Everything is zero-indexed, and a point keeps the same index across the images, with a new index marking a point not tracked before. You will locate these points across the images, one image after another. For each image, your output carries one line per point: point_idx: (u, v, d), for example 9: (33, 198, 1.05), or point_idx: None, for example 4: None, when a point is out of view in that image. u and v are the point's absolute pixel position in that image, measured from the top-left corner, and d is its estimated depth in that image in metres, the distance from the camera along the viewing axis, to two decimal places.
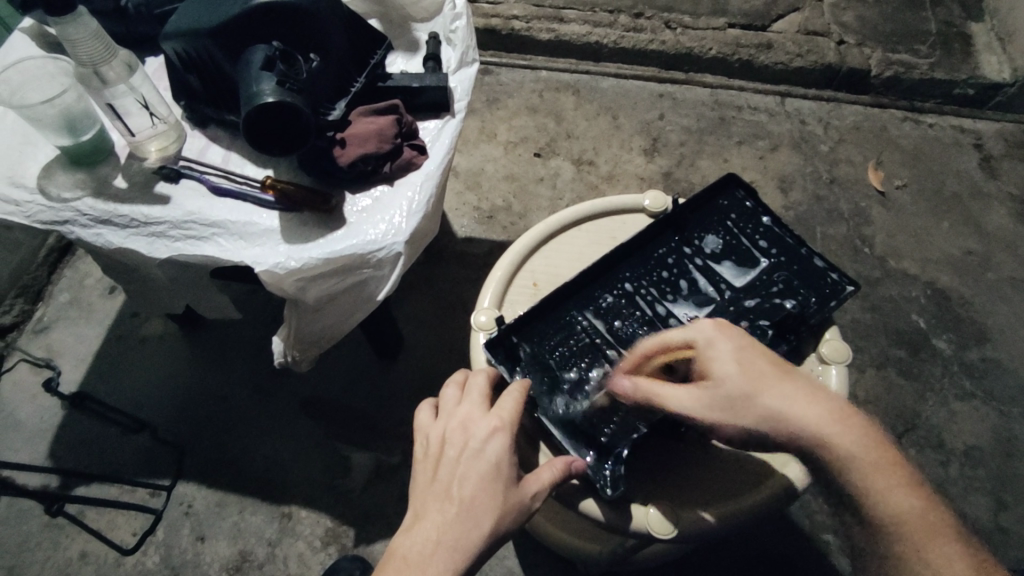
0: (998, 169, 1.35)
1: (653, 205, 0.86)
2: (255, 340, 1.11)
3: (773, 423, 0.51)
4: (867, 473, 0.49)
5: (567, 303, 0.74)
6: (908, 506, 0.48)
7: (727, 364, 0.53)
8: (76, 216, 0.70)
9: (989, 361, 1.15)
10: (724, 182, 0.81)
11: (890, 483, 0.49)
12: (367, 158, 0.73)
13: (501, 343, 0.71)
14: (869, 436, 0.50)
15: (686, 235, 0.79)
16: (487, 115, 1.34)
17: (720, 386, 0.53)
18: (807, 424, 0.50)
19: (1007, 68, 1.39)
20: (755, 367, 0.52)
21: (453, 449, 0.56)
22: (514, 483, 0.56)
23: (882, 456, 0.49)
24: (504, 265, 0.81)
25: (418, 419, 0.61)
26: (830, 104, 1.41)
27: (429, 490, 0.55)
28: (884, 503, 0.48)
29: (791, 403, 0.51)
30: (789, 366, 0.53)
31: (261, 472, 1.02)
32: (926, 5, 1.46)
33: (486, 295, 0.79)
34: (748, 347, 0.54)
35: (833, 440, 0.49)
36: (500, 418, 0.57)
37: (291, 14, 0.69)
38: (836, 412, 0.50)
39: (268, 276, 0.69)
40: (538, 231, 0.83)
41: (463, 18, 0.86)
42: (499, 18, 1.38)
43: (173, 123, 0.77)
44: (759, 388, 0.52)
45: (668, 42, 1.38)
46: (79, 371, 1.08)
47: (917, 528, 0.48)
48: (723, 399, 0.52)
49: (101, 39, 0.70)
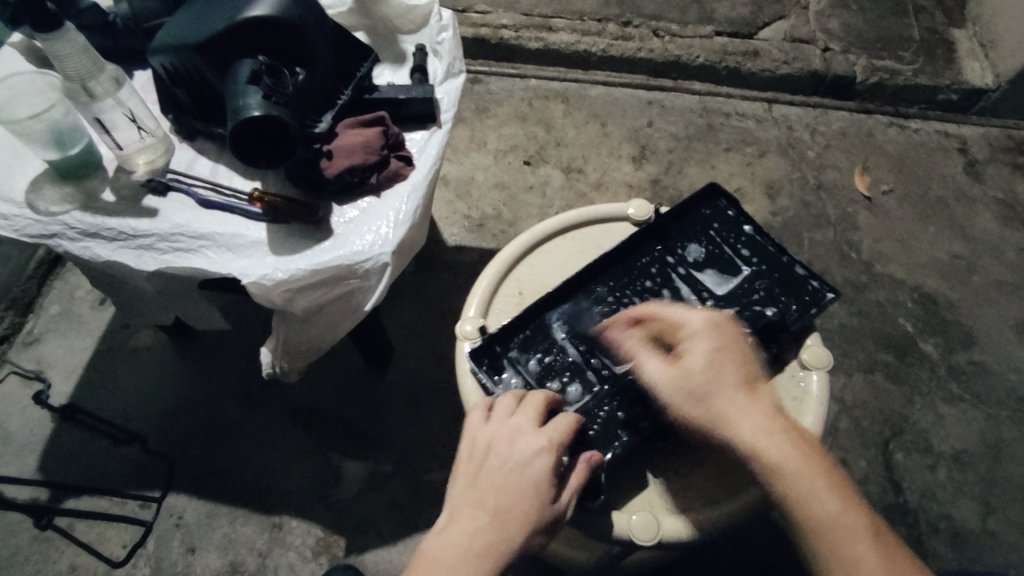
0: (982, 173, 1.36)
1: (637, 213, 0.87)
2: (246, 350, 1.12)
3: (713, 420, 0.57)
4: (792, 479, 0.54)
5: (550, 312, 0.75)
6: (828, 509, 0.53)
7: (701, 360, 0.59)
8: (64, 229, 0.70)
9: (975, 364, 1.16)
10: (707, 191, 0.82)
11: (815, 488, 0.54)
12: (354, 170, 0.73)
13: (486, 353, 0.72)
14: (802, 450, 0.55)
15: (668, 244, 0.80)
16: (477, 124, 1.35)
17: (687, 377, 0.59)
18: (746, 431, 0.56)
19: (990, 74, 1.41)
20: (722, 371, 0.58)
21: (496, 458, 0.56)
22: (550, 501, 0.55)
23: (811, 464, 0.55)
24: (489, 275, 0.81)
25: (469, 420, 0.62)
26: (817, 111, 1.42)
27: (466, 493, 0.56)
28: (809, 508, 0.53)
29: (737, 412, 0.57)
30: (755, 380, 0.59)
31: (254, 483, 1.02)
32: (909, 13, 1.48)
33: (471, 305, 0.79)
34: (726, 351, 0.60)
35: (765, 451, 0.55)
36: (549, 438, 0.57)
37: (278, 29, 0.70)
38: (776, 429, 0.56)
39: (255, 287, 0.69)
40: (523, 241, 0.84)
41: (449, 30, 0.87)
42: (488, 28, 1.39)
43: (161, 136, 0.77)
44: (717, 391, 0.58)
45: (656, 50, 1.39)
46: (68, 383, 1.08)
47: (834, 531, 0.53)
48: (685, 388, 0.58)
49: (88, 54, 0.71)
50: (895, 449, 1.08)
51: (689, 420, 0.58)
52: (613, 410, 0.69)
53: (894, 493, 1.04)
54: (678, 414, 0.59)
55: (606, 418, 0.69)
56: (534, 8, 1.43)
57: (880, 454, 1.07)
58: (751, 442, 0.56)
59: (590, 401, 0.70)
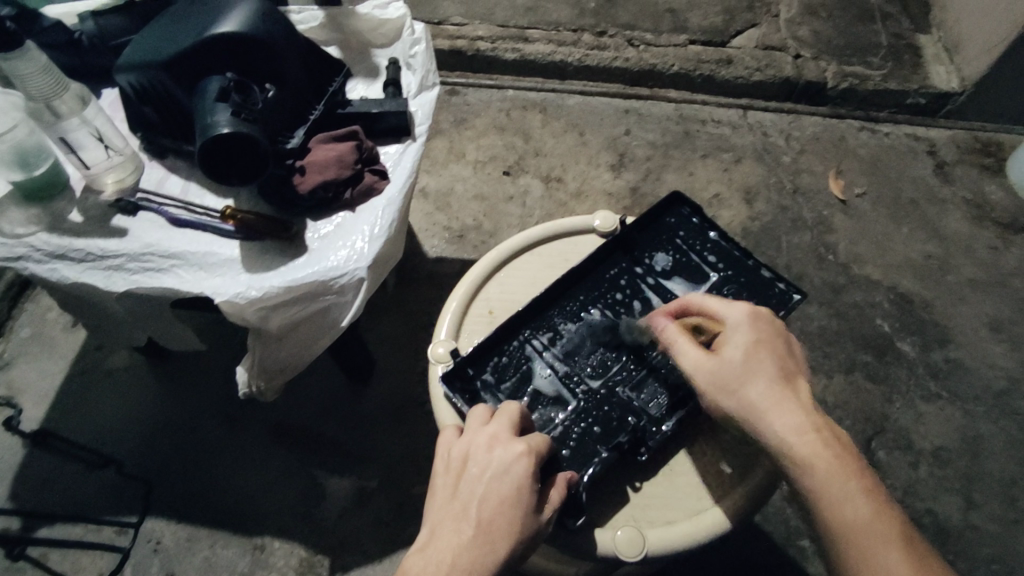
0: (952, 174, 1.39)
1: (602, 225, 0.87)
2: (224, 369, 1.10)
3: (744, 408, 0.58)
4: (823, 479, 0.54)
5: (521, 332, 0.75)
6: (859, 512, 0.53)
7: (738, 351, 0.60)
8: (30, 251, 0.68)
9: (951, 362, 1.18)
10: (671, 200, 0.83)
11: (845, 490, 0.53)
12: (328, 185, 0.73)
13: (457, 376, 0.72)
14: (833, 449, 0.55)
15: (635, 256, 0.80)
16: (455, 135, 1.36)
17: (722, 367, 0.60)
18: (777, 426, 0.57)
19: (956, 77, 1.43)
20: (759, 363, 0.59)
21: (475, 468, 0.56)
22: (533, 510, 0.55)
23: (841, 466, 0.54)
24: (458, 295, 0.81)
25: (443, 437, 0.62)
26: (791, 116, 1.44)
27: (447, 506, 0.55)
28: (841, 509, 0.53)
29: (769, 403, 0.57)
30: (793, 376, 0.59)
31: (235, 504, 1.00)
32: (876, 19, 1.51)
33: (442, 327, 0.78)
34: (763, 345, 0.60)
35: (794, 447, 0.56)
36: (527, 443, 0.57)
37: (244, 46, 0.69)
38: (808, 425, 0.56)
39: (228, 306, 0.68)
40: (491, 259, 0.83)
41: (422, 43, 0.87)
42: (464, 40, 1.40)
43: (130, 155, 0.76)
44: (752, 381, 0.59)
45: (632, 59, 1.41)
46: (40, 408, 1.06)
47: (865, 537, 0.52)
48: (720, 378, 0.60)
49: (50, 73, 0.69)
50: (877, 449, 1.09)
51: (721, 409, 0.60)
52: (589, 427, 0.70)
53: None
54: (709, 401, 0.61)
55: (581, 435, 0.69)
56: (509, 19, 1.44)
57: (863, 454, 1.08)
58: (782, 434, 0.56)
59: (566, 419, 0.70)
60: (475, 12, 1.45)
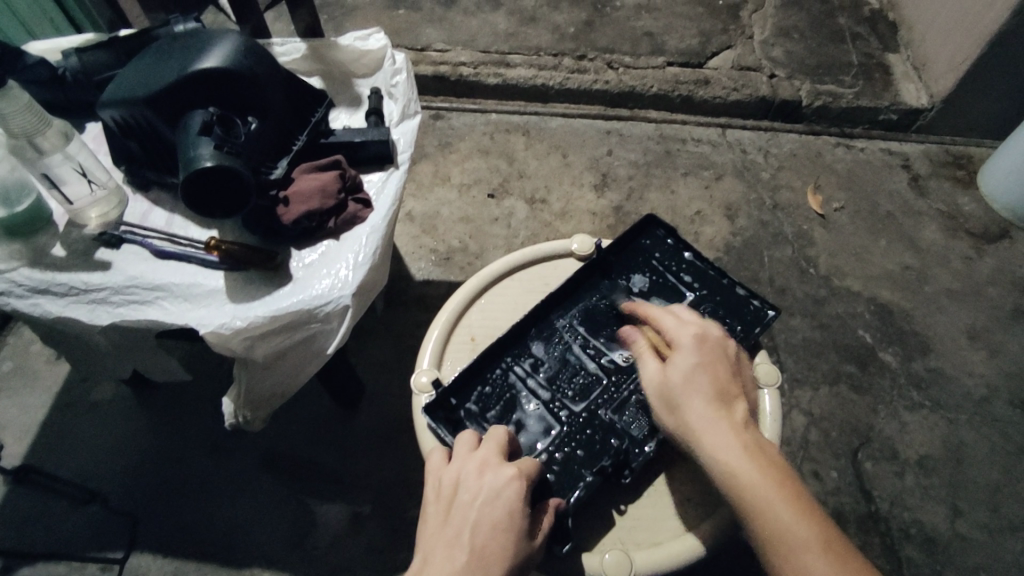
0: (926, 187, 1.43)
1: (581, 248, 0.88)
2: (209, 399, 1.09)
3: (681, 427, 0.59)
4: (748, 490, 0.55)
5: (502, 359, 0.76)
6: (781, 519, 0.54)
7: (681, 371, 0.61)
8: (11, 286, 0.68)
9: (933, 371, 1.19)
10: (645, 223, 0.85)
11: (769, 499, 0.55)
12: (312, 215, 0.74)
13: (440, 407, 0.72)
14: (762, 468, 0.56)
15: (612, 279, 0.82)
16: (440, 159, 1.37)
17: (667, 386, 0.61)
18: (713, 444, 0.57)
19: (925, 94, 1.47)
20: (697, 385, 0.60)
21: (466, 494, 0.56)
22: (524, 533, 0.55)
23: (768, 478, 0.56)
24: (439, 324, 0.81)
25: (431, 465, 0.62)
26: (768, 134, 1.48)
27: (439, 533, 0.55)
28: (764, 518, 0.54)
29: (705, 424, 0.58)
30: (730, 398, 0.60)
31: (221, 534, 0.99)
32: (846, 39, 1.56)
33: (424, 356, 0.79)
34: (704, 367, 0.61)
35: (728, 464, 0.56)
36: (517, 467, 0.58)
37: (227, 80, 0.70)
38: (740, 445, 0.57)
39: (213, 337, 0.68)
40: (471, 286, 0.84)
41: (403, 73, 0.88)
42: (447, 65, 1.43)
43: (113, 189, 0.76)
44: (690, 403, 0.59)
45: (611, 81, 1.44)
46: (22, 443, 1.04)
47: (787, 541, 0.53)
48: (664, 395, 0.61)
49: (33, 110, 0.69)
50: (863, 459, 1.10)
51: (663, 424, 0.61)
52: (573, 451, 0.70)
53: (865, 504, 1.06)
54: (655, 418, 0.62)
55: (565, 459, 0.69)
56: (491, 45, 1.47)
57: (850, 465, 1.09)
58: (714, 453, 0.57)
59: (549, 443, 0.70)
60: (458, 38, 1.48)
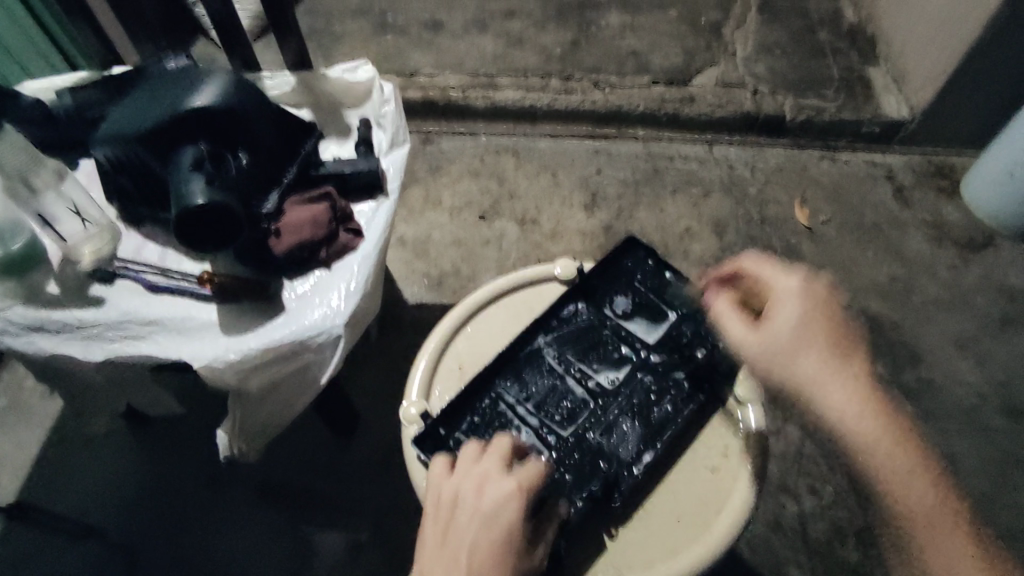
0: (910, 198, 1.45)
1: (564, 272, 0.88)
2: (205, 430, 1.08)
3: (794, 381, 0.58)
4: (874, 454, 0.55)
5: (491, 387, 0.76)
6: (911, 492, 0.55)
7: (789, 325, 0.59)
8: (6, 325, 0.68)
9: (923, 381, 1.20)
10: (627, 244, 0.85)
11: (895, 467, 0.55)
12: (303, 246, 0.75)
13: (430, 436, 0.72)
14: (883, 428, 0.55)
15: (596, 302, 0.82)
16: (431, 183, 1.39)
17: (771, 341, 0.59)
18: (833, 400, 0.56)
19: (905, 107, 1.50)
20: (812, 336, 0.58)
21: (465, 513, 0.57)
22: (522, 552, 0.56)
23: (894, 444, 0.55)
24: (427, 353, 0.82)
25: (432, 474, 0.62)
26: (754, 149, 1.50)
27: (438, 553, 0.56)
28: (905, 495, 0.55)
29: (823, 377, 0.57)
30: (848, 350, 0.58)
31: (223, 568, 0.98)
32: (827, 54, 1.59)
33: (413, 388, 0.79)
34: (818, 319, 0.59)
35: (847, 420, 0.56)
36: (518, 483, 0.58)
37: (213, 117, 0.71)
38: (862, 401, 0.56)
39: (206, 370, 0.69)
40: (457, 314, 0.85)
41: (390, 103, 0.90)
42: (436, 90, 1.45)
43: (106, 225, 0.77)
44: (804, 356, 0.58)
45: (599, 101, 1.46)
46: (18, 480, 1.04)
47: (924, 517, 0.54)
48: (768, 351, 0.59)
49: (27, 151, 0.73)
50: None
51: (769, 382, 0.60)
52: (562, 475, 0.71)
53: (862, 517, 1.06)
54: (761, 376, 0.61)
55: (556, 482, 0.70)
56: (479, 68, 1.50)
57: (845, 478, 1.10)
58: (833, 406, 0.56)
59: None
60: (446, 62, 1.51)
